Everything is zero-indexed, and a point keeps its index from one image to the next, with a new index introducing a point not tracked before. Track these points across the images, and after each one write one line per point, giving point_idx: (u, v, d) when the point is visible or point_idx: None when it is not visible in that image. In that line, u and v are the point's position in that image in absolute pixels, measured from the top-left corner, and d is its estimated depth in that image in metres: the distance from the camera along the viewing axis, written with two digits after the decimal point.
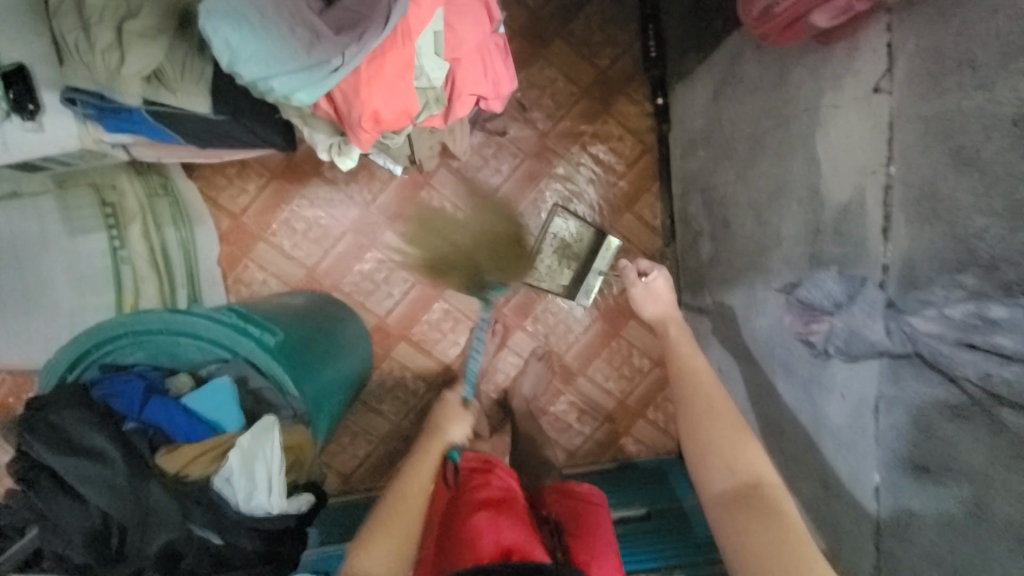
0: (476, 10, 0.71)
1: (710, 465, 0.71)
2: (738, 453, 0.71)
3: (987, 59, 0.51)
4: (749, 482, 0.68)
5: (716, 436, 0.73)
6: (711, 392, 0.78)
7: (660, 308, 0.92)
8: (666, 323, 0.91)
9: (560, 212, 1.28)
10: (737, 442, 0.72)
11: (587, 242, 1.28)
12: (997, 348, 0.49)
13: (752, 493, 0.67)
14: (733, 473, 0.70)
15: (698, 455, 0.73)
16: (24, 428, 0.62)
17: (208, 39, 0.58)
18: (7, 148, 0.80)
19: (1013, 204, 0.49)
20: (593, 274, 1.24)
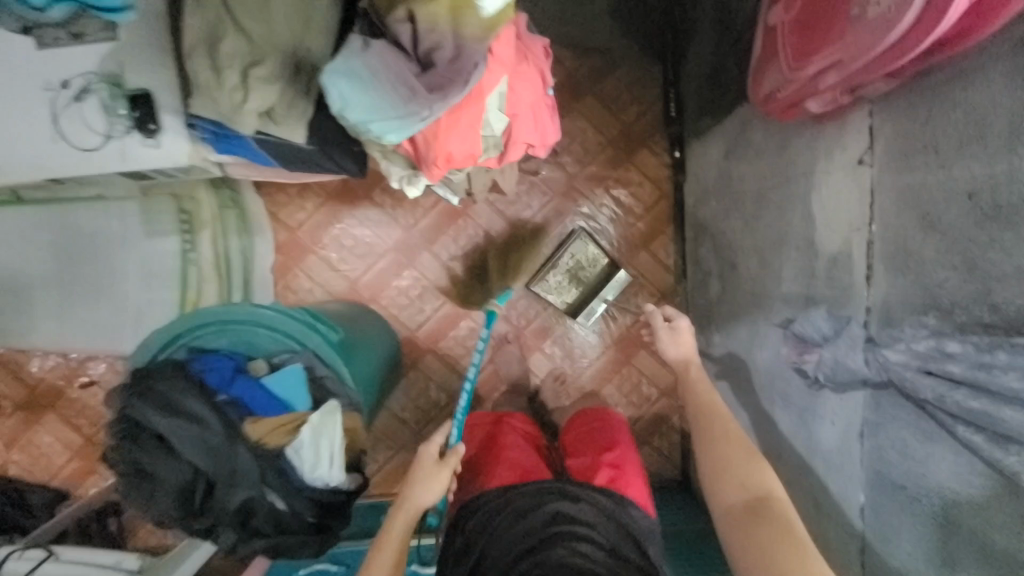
0: (532, 76, 0.87)
1: (725, 484, 0.78)
2: (750, 471, 0.78)
3: (946, 145, 0.64)
4: (760, 497, 0.75)
5: (731, 456, 0.80)
6: (726, 421, 0.85)
7: (681, 349, 0.96)
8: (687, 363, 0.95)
9: (584, 236, 1.40)
10: (750, 463, 0.79)
11: (599, 270, 1.41)
12: (947, 374, 0.59)
13: (761, 504, 0.74)
14: (746, 490, 0.77)
15: (711, 476, 0.80)
16: (133, 391, 0.74)
17: (326, 90, 0.74)
18: (125, 158, 0.97)
19: (966, 260, 0.61)
20: (597, 300, 1.41)
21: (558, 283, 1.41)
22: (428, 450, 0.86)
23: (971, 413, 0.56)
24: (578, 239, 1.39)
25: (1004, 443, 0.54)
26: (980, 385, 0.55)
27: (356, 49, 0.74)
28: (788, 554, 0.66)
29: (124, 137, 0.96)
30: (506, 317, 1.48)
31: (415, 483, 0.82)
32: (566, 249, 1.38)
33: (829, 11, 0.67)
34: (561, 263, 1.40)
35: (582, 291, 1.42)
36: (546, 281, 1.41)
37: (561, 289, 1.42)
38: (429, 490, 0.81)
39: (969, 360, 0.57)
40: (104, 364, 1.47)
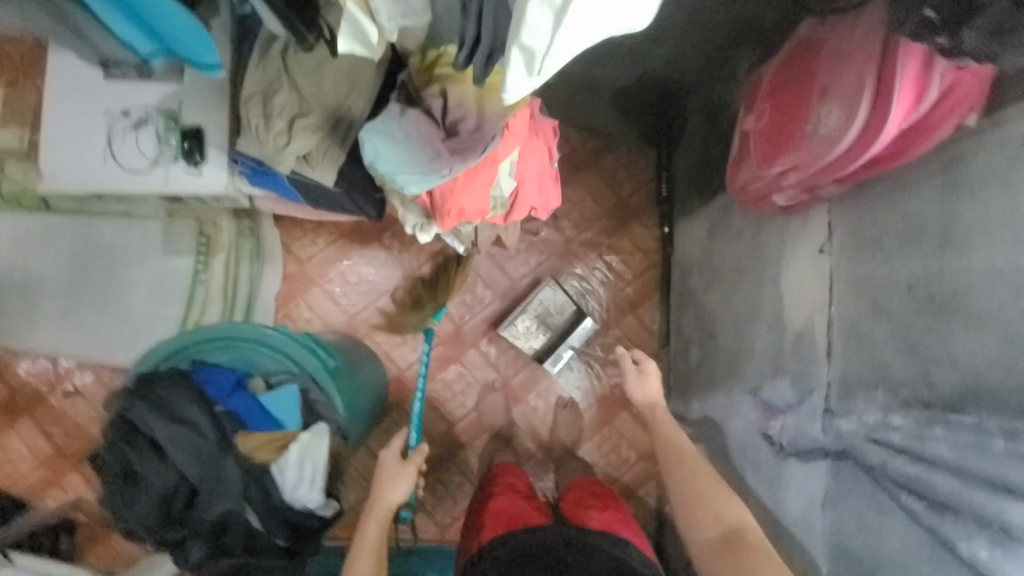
0: (541, 151, 0.99)
1: (703, 522, 0.88)
2: (723, 506, 0.88)
3: (891, 244, 0.74)
4: (735, 530, 0.85)
5: (703, 493, 0.91)
6: (692, 458, 0.97)
7: (649, 392, 1.11)
8: (654, 405, 1.10)
9: (551, 283, 1.48)
10: (723, 499, 0.89)
11: (566, 316, 1.48)
12: (889, 443, 0.65)
13: (738, 537, 0.84)
14: (722, 525, 0.86)
15: (688, 513, 0.90)
16: (133, 394, 0.77)
17: (362, 143, 0.85)
18: (167, 180, 1.07)
19: (909, 343, 0.70)
20: (564, 348, 1.47)
21: (526, 327, 1.48)
22: (390, 456, 1.05)
23: (910, 479, 0.62)
24: (545, 287, 1.47)
25: (941, 509, 0.59)
26: (914, 454, 0.62)
27: (394, 113, 0.86)
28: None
29: (171, 164, 1.07)
30: (495, 365, 1.53)
31: (384, 486, 1.01)
32: (534, 297, 1.47)
33: (793, 124, 0.80)
34: (530, 309, 1.47)
35: (551, 338, 1.49)
36: (514, 326, 1.48)
37: (529, 335, 1.49)
38: (396, 490, 0.99)
39: (908, 432, 0.63)
40: (90, 374, 1.47)
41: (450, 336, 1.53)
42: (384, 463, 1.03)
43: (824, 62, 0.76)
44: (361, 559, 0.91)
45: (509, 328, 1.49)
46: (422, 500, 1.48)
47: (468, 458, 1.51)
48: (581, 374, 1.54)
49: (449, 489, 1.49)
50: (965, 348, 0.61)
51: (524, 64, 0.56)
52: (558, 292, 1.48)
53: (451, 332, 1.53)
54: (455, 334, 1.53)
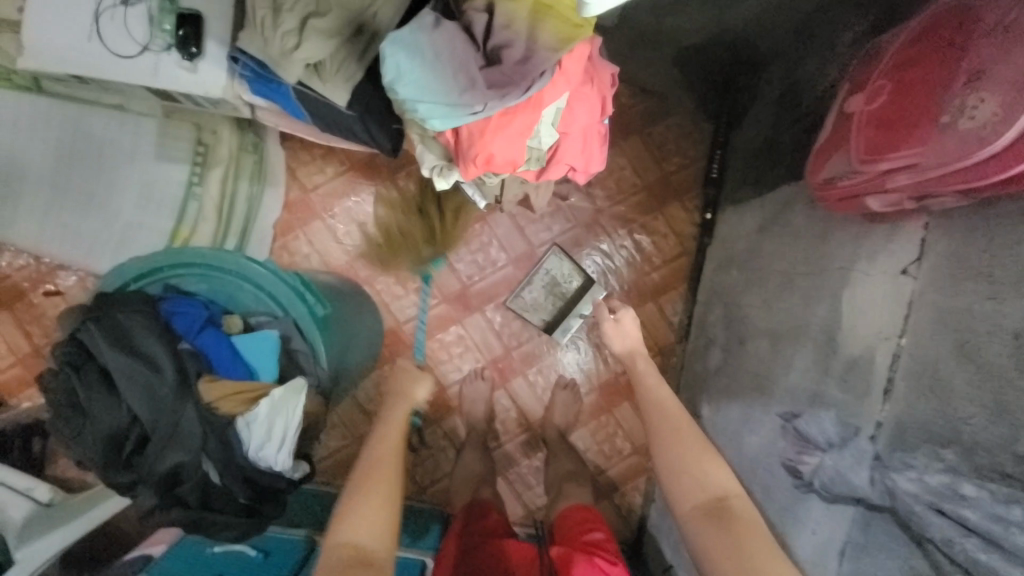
0: (593, 100, 0.84)
1: (688, 486, 0.82)
2: (707, 471, 0.83)
3: (1004, 278, 0.60)
4: (718, 497, 0.80)
5: (684, 457, 0.85)
6: (676, 417, 0.91)
7: (629, 344, 1.07)
8: (634, 356, 1.05)
9: (557, 251, 1.39)
10: (707, 464, 0.84)
11: (575, 285, 1.39)
12: (960, 518, 0.56)
13: (721, 507, 0.79)
14: (706, 491, 0.82)
15: (673, 478, 0.84)
16: (92, 320, 0.69)
17: (383, 59, 0.70)
18: (157, 74, 0.91)
19: (998, 400, 0.57)
20: (573, 316, 1.38)
21: (534, 299, 1.40)
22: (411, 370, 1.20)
23: (977, 565, 0.55)
24: (550, 255, 1.39)
25: None
26: (995, 540, 0.53)
27: (426, 25, 0.70)
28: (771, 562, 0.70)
29: (162, 53, 0.90)
30: (498, 333, 1.43)
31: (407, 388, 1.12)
32: (539, 265, 1.38)
33: (919, 113, 0.64)
34: (537, 280, 1.39)
35: (559, 308, 1.40)
36: (522, 297, 1.40)
37: (538, 306, 1.41)
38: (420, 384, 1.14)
39: (983, 509, 0.54)
40: (74, 277, 1.38)
41: (455, 295, 1.42)
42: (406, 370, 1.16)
43: (977, 39, 0.60)
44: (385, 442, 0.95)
45: (516, 301, 1.40)
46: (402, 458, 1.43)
47: (455, 424, 1.44)
48: (587, 356, 1.44)
49: (431, 451, 1.43)
50: None
51: None
52: (565, 261, 1.39)
53: (456, 291, 1.42)
54: (461, 294, 1.42)
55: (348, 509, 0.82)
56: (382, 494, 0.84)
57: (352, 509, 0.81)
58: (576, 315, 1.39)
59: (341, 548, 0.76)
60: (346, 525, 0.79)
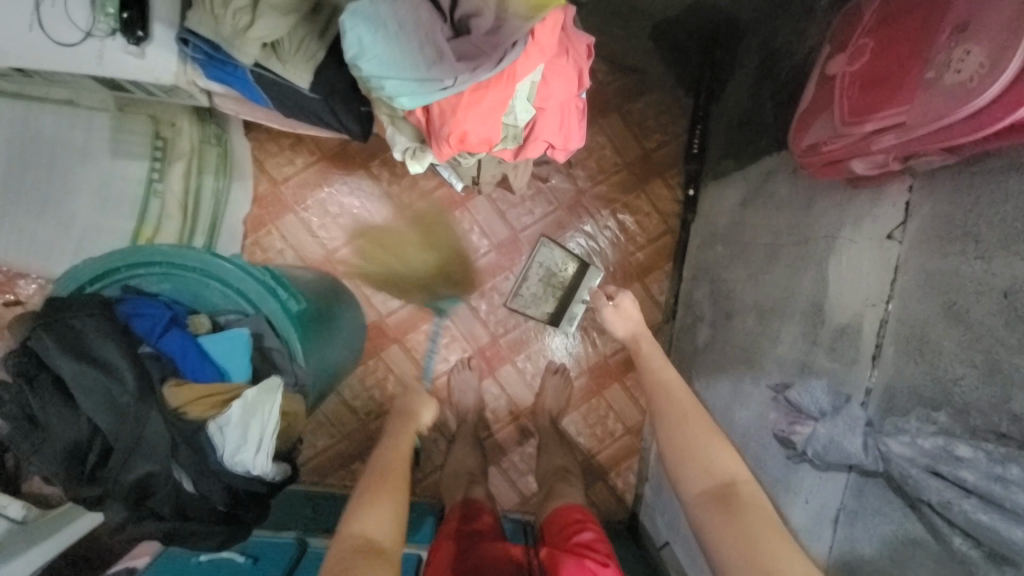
0: (570, 73, 0.80)
1: (688, 469, 0.76)
2: (714, 454, 0.76)
3: (990, 237, 0.59)
4: (725, 482, 0.73)
5: (690, 438, 0.78)
6: (681, 400, 0.84)
7: (631, 326, 0.99)
8: (638, 340, 0.97)
9: (546, 242, 1.35)
10: (711, 445, 0.77)
11: (570, 274, 1.36)
12: (958, 480, 0.53)
13: (730, 493, 0.72)
14: (710, 476, 0.74)
15: (678, 460, 0.77)
16: (39, 328, 0.64)
17: (343, 32, 0.66)
18: (102, 63, 0.84)
19: (989, 360, 0.57)
20: (577, 303, 1.33)
21: (534, 293, 1.37)
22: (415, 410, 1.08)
23: (975, 526, 0.52)
24: (540, 248, 1.35)
25: (999, 562, 0.52)
26: (992, 498, 0.51)
27: None
28: (781, 552, 0.63)
29: (106, 38, 0.83)
30: (484, 322, 1.40)
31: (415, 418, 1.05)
32: (532, 260, 1.35)
33: (903, 70, 0.62)
34: (532, 275, 1.36)
35: (560, 299, 1.36)
36: (522, 295, 1.36)
37: (538, 301, 1.37)
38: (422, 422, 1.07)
39: (981, 470, 0.52)
40: (35, 285, 1.30)
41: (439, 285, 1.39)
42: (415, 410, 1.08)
43: None
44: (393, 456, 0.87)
45: (517, 299, 1.37)
46: None
47: (445, 415, 1.42)
48: (575, 340, 1.43)
49: (423, 445, 1.41)
50: None
51: None
52: (557, 250, 1.36)
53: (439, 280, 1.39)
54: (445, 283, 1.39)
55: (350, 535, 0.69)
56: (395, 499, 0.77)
57: (364, 505, 0.74)
58: (579, 302, 1.34)
59: (351, 540, 0.68)
60: (357, 520, 0.72)
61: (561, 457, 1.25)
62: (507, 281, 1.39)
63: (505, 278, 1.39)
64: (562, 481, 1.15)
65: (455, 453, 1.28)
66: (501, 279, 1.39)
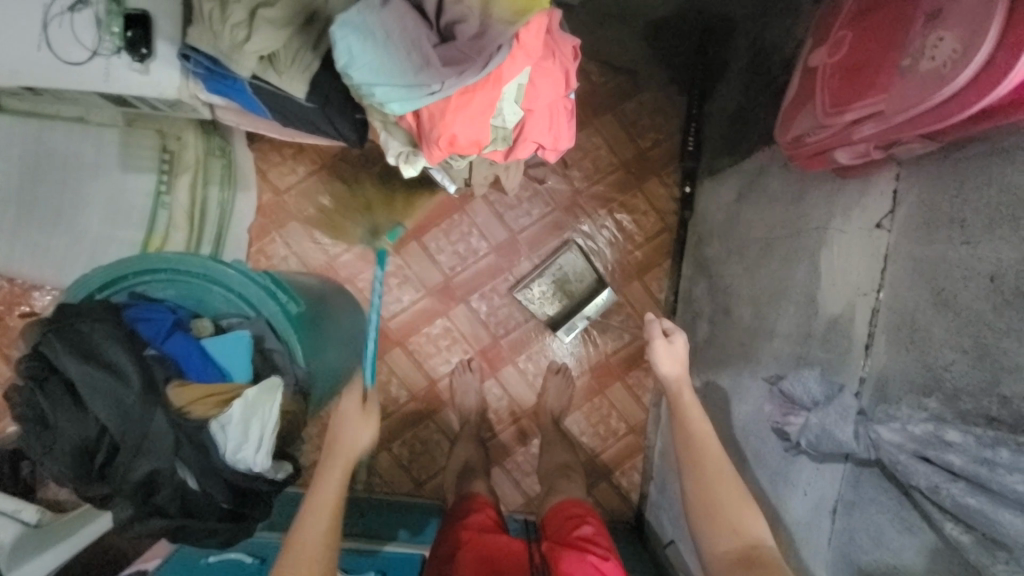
0: (557, 74, 0.82)
1: (717, 529, 0.76)
2: (741, 515, 0.76)
3: (975, 221, 0.59)
4: (751, 545, 0.73)
5: (721, 500, 0.78)
6: (713, 453, 0.82)
7: (675, 368, 0.90)
8: (680, 384, 0.90)
9: (572, 247, 1.38)
10: (742, 507, 0.77)
11: (585, 284, 1.38)
12: (945, 464, 0.54)
13: (755, 556, 0.72)
14: (738, 536, 0.75)
15: (704, 516, 0.77)
16: (49, 334, 0.67)
17: (333, 42, 0.69)
18: (109, 79, 0.88)
19: (978, 345, 0.57)
20: (579, 317, 1.36)
21: (542, 292, 1.39)
22: (350, 399, 0.92)
23: (964, 511, 0.51)
24: (567, 251, 1.38)
25: (992, 547, 0.51)
26: (979, 482, 0.50)
27: (374, 4, 0.68)
28: None
29: (112, 56, 0.87)
30: (485, 323, 1.42)
31: (344, 429, 0.88)
32: (552, 260, 1.37)
33: (882, 60, 0.63)
34: (548, 272, 1.38)
35: (566, 306, 1.39)
36: (530, 290, 1.38)
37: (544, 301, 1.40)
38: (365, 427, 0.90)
39: (969, 453, 0.52)
40: (50, 296, 1.35)
41: (439, 287, 1.41)
42: (342, 413, 0.89)
43: None
44: (318, 511, 0.78)
45: (523, 292, 1.39)
46: (398, 455, 1.43)
47: (448, 417, 1.44)
48: (576, 339, 1.44)
49: (426, 446, 1.43)
50: None
51: None
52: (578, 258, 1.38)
53: (439, 283, 1.41)
54: (445, 285, 1.41)
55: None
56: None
57: None
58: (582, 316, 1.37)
59: None
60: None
61: (563, 455, 1.26)
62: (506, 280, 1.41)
63: (504, 280, 1.41)
64: (565, 479, 1.15)
65: (457, 454, 1.29)
66: (501, 280, 1.41)
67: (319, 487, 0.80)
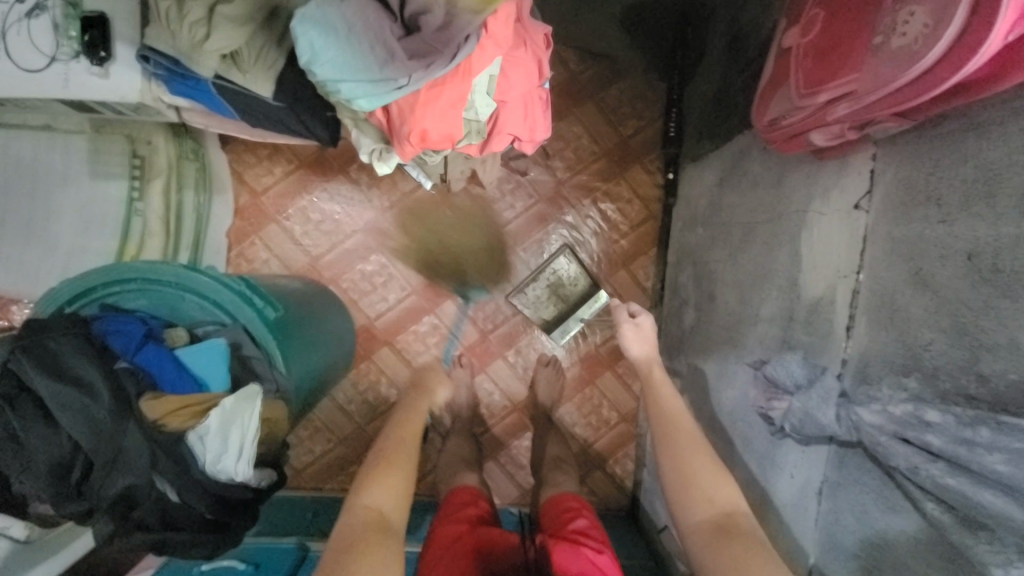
0: (529, 63, 0.80)
1: (689, 501, 0.76)
2: (712, 485, 0.76)
3: (951, 199, 0.59)
4: (726, 513, 0.73)
5: (693, 470, 0.78)
6: (680, 424, 0.84)
7: (645, 348, 0.98)
8: (650, 363, 0.97)
9: (567, 252, 1.36)
10: (714, 477, 0.77)
11: (580, 287, 1.36)
12: (925, 445, 0.53)
13: (730, 523, 0.72)
14: (711, 506, 0.75)
15: (679, 489, 0.78)
16: (18, 351, 0.65)
17: (295, 38, 0.67)
18: (68, 86, 0.85)
19: (957, 323, 0.57)
20: (573, 320, 1.34)
21: (537, 296, 1.37)
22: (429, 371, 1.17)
23: (946, 492, 0.51)
24: (560, 255, 1.36)
25: (972, 526, 0.51)
26: (960, 463, 0.50)
27: None
28: None
29: (70, 61, 0.84)
30: (472, 318, 1.42)
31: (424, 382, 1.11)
32: (547, 264, 1.35)
33: (855, 36, 0.62)
34: (542, 277, 1.36)
35: (560, 310, 1.37)
36: (525, 294, 1.37)
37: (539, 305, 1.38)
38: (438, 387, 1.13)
39: (948, 434, 0.51)
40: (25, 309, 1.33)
41: (425, 284, 1.40)
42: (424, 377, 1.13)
43: None
44: (405, 421, 0.90)
45: (519, 297, 1.37)
46: None
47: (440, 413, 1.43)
48: None
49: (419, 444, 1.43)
50: None
51: None
52: (571, 262, 1.36)
53: (425, 280, 1.40)
54: (430, 282, 1.40)
55: (363, 487, 0.74)
56: (401, 469, 0.78)
57: (368, 484, 0.74)
58: (576, 319, 1.35)
59: (367, 512, 0.70)
60: (367, 491, 0.73)
61: (555, 447, 1.26)
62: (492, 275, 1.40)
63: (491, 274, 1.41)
64: (557, 472, 1.15)
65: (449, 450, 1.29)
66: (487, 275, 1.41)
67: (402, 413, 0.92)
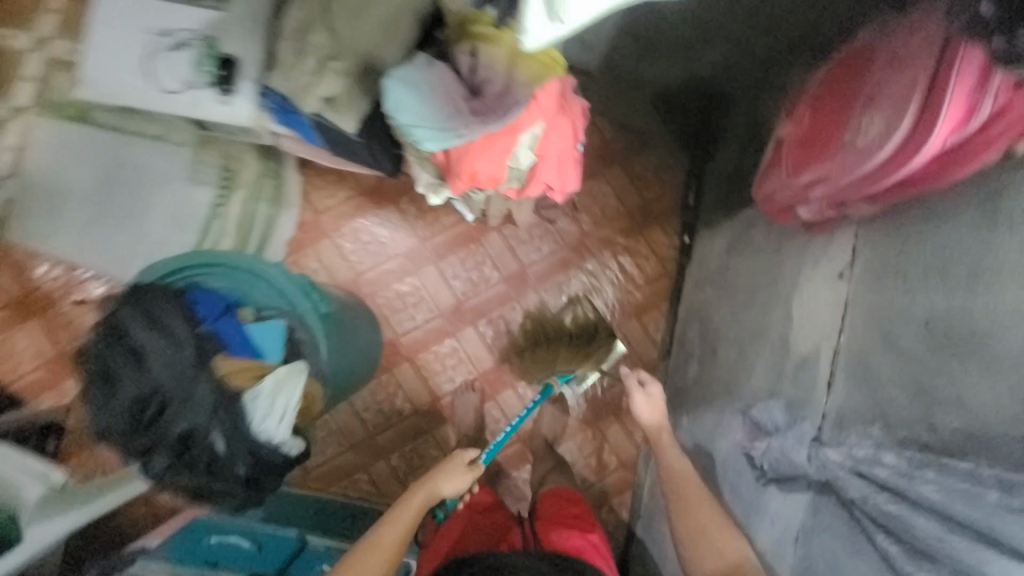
0: (566, 127, 0.96)
1: (704, 553, 0.91)
2: (720, 540, 0.91)
3: (914, 274, 0.69)
4: (733, 564, 0.88)
5: (701, 523, 0.93)
6: (687, 481, 0.99)
7: (654, 416, 1.10)
8: (660, 432, 1.09)
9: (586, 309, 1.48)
10: (722, 533, 0.91)
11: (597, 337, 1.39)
12: (875, 477, 0.61)
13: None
14: (722, 558, 0.89)
15: (693, 543, 0.92)
16: (126, 303, 0.80)
17: (385, 92, 0.86)
18: (198, 108, 1.09)
19: (915, 381, 0.65)
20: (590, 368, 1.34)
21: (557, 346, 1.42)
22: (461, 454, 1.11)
23: (888, 518, 0.59)
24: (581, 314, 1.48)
25: (918, 558, 0.57)
26: (901, 492, 0.58)
27: (419, 65, 0.86)
28: None
29: (202, 90, 1.08)
30: (490, 347, 1.53)
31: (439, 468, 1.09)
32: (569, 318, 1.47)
33: (833, 131, 0.74)
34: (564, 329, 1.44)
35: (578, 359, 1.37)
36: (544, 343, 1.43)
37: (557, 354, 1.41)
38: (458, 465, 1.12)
39: (895, 469, 0.59)
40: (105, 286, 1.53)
41: (451, 310, 1.53)
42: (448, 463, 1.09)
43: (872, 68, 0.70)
44: (395, 523, 1.00)
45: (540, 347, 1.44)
46: (395, 466, 1.50)
47: (447, 433, 1.52)
48: None
49: (424, 460, 1.50)
50: (977, 393, 0.56)
51: (546, 9, 0.50)
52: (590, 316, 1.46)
53: (451, 306, 1.53)
54: (456, 308, 1.53)
55: None
56: None
57: None
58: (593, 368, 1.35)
59: None
60: None
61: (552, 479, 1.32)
62: (513, 309, 1.53)
63: (512, 308, 1.53)
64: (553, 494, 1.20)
65: None
66: (508, 309, 1.53)
67: (392, 516, 1.01)
